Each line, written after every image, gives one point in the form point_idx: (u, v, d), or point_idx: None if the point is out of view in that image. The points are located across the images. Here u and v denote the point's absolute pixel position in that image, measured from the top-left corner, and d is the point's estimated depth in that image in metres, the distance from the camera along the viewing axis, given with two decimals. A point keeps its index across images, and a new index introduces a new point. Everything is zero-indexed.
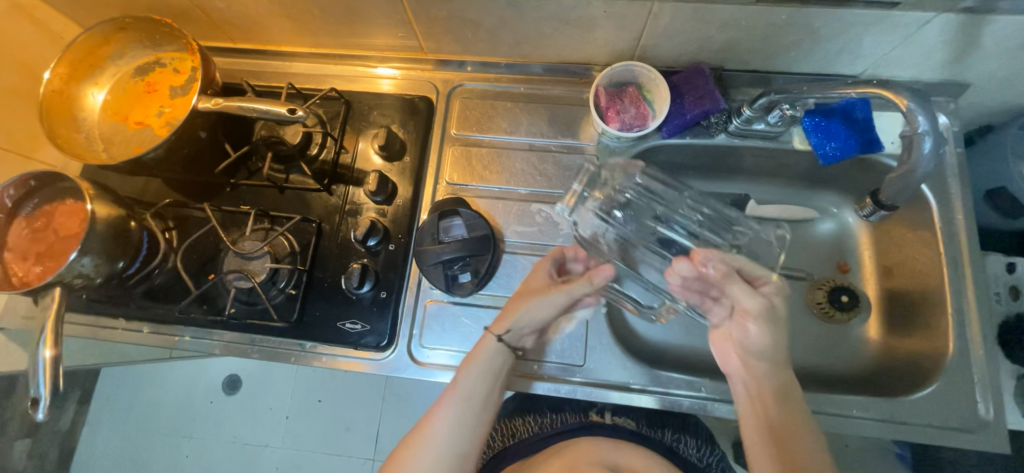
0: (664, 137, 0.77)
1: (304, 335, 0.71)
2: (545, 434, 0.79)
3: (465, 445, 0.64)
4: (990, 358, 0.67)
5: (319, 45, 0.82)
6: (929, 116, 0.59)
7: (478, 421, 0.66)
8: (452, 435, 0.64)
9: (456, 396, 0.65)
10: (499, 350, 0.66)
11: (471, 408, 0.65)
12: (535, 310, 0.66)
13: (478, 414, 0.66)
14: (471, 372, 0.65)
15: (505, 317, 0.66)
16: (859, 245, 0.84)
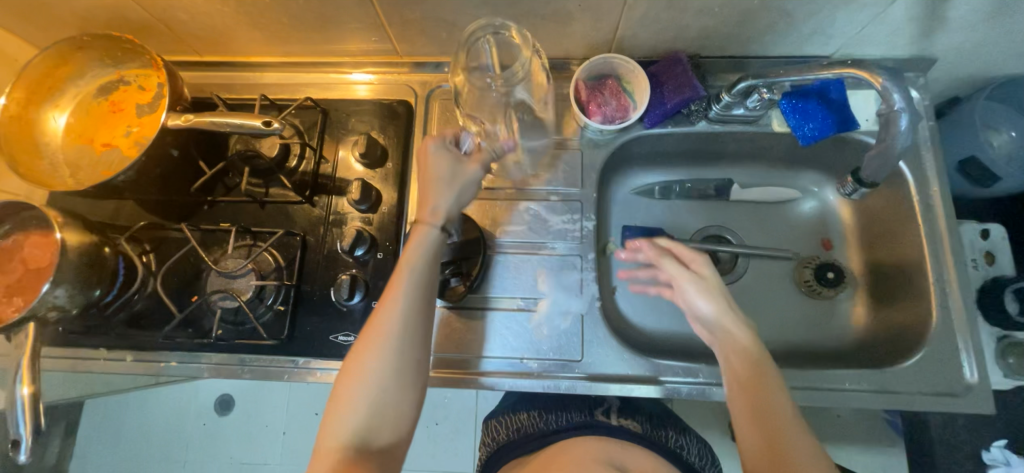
0: (646, 127, 0.77)
1: (296, 351, 0.70)
2: (547, 434, 0.76)
3: (407, 375, 0.54)
4: (971, 323, 0.69)
5: (290, 53, 0.80)
6: (904, 94, 0.60)
7: (419, 343, 0.55)
8: (388, 363, 0.53)
9: (389, 318, 0.54)
10: (438, 239, 0.57)
11: (411, 332, 0.54)
12: (463, 190, 0.58)
13: (415, 336, 0.54)
14: (413, 263, 0.55)
15: (423, 204, 0.57)
16: (841, 222, 0.85)
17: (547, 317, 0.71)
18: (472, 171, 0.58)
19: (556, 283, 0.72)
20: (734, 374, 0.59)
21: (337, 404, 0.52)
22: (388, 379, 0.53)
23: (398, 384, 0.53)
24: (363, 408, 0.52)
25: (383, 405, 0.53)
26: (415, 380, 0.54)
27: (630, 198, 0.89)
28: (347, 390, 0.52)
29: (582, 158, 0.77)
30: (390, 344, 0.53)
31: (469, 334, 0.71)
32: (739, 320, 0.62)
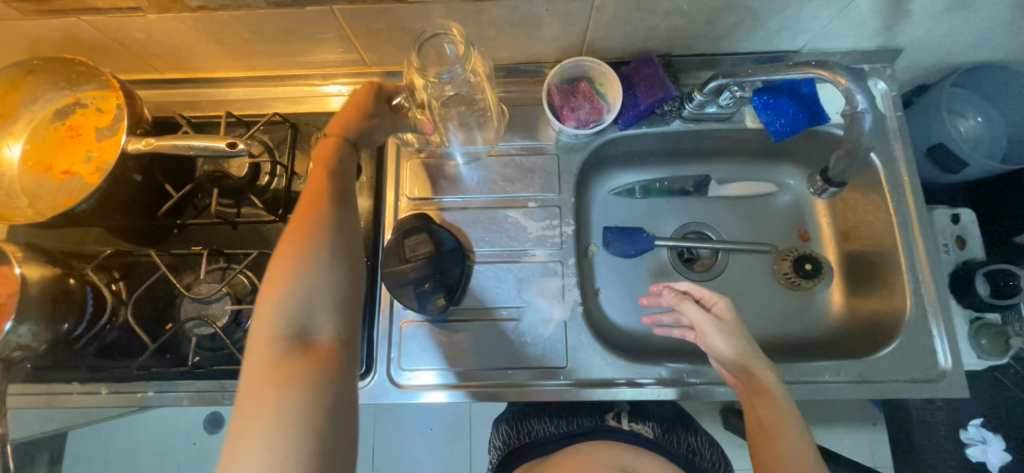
0: (620, 129, 0.77)
1: None
2: (561, 437, 0.77)
3: (336, 257, 0.51)
4: (944, 309, 0.70)
5: (256, 68, 0.78)
6: (867, 94, 0.60)
7: (344, 229, 0.53)
8: (315, 248, 0.50)
9: (309, 210, 0.52)
10: (345, 147, 0.59)
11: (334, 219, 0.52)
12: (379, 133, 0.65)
13: (337, 221, 0.52)
14: (325, 169, 0.56)
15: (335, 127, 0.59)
16: (817, 213, 0.87)
17: (530, 325, 0.71)
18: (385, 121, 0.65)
19: (537, 291, 0.72)
20: (752, 410, 0.62)
21: (264, 298, 0.48)
22: (316, 262, 0.49)
23: (329, 266, 0.50)
24: (293, 298, 0.48)
25: (314, 291, 0.49)
26: (349, 265, 0.52)
27: (609, 198, 0.90)
28: (275, 284, 0.49)
29: (558, 163, 0.77)
30: (313, 230, 0.51)
31: (453, 346, 0.70)
32: (759, 363, 0.63)
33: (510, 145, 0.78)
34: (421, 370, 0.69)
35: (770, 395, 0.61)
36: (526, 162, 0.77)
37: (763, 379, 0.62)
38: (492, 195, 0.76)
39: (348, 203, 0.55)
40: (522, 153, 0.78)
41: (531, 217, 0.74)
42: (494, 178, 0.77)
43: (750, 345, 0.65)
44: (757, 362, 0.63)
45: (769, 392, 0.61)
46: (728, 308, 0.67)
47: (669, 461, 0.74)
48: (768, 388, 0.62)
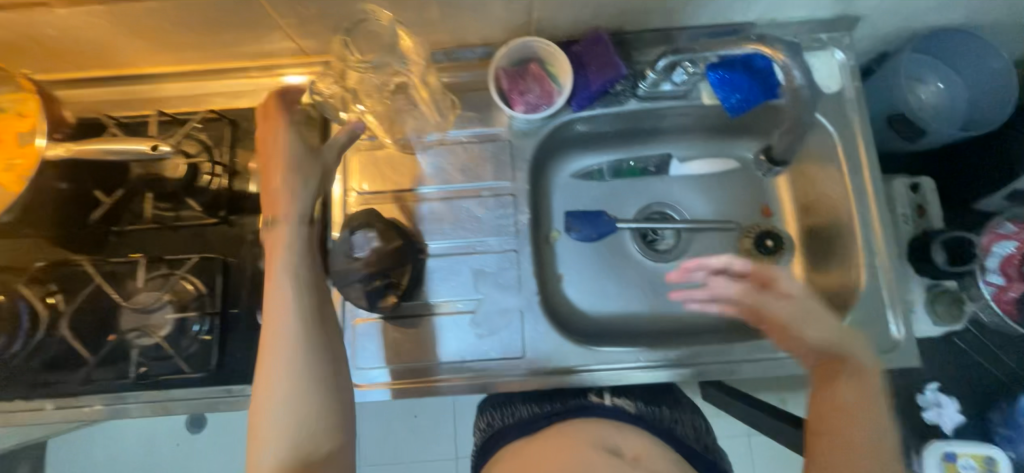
0: (574, 111, 0.75)
1: (227, 379, 0.67)
2: (536, 420, 0.72)
3: (308, 339, 0.56)
4: (897, 281, 0.71)
5: (187, 61, 0.73)
6: (802, 68, 0.60)
7: (312, 307, 0.57)
8: (288, 337, 0.55)
9: (278, 296, 0.57)
10: (296, 231, 0.59)
11: (298, 295, 0.57)
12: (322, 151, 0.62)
13: (303, 303, 0.57)
14: (280, 259, 0.58)
15: (275, 197, 0.59)
16: (779, 188, 0.85)
17: (487, 317, 0.70)
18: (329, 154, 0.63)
19: (493, 281, 0.71)
20: (823, 375, 0.65)
21: (257, 400, 0.54)
22: (293, 353, 0.55)
23: (311, 356, 0.56)
24: (280, 407, 0.54)
25: (296, 379, 0.55)
26: (327, 344, 0.57)
27: (570, 181, 0.88)
28: (262, 378, 0.55)
29: (511, 150, 0.75)
30: (286, 319, 0.56)
31: (408, 343, 0.69)
32: (818, 331, 0.66)
33: (461, 133, 0.75)
34: (377, 369, 0.69)
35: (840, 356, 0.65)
36: (479, 150, 0.75)
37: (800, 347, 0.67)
38: (446, 186, 0.74)
39: (314, 277, 0.59)
40: (473, 141, 0.75)
41: (485, 206, 0.73)
42: (447, 168, 0.75)
43: (790, 313, 0.68)
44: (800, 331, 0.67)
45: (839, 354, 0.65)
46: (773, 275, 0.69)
47: (656, 438, 0.68)
48: (837, 350, 0.65)
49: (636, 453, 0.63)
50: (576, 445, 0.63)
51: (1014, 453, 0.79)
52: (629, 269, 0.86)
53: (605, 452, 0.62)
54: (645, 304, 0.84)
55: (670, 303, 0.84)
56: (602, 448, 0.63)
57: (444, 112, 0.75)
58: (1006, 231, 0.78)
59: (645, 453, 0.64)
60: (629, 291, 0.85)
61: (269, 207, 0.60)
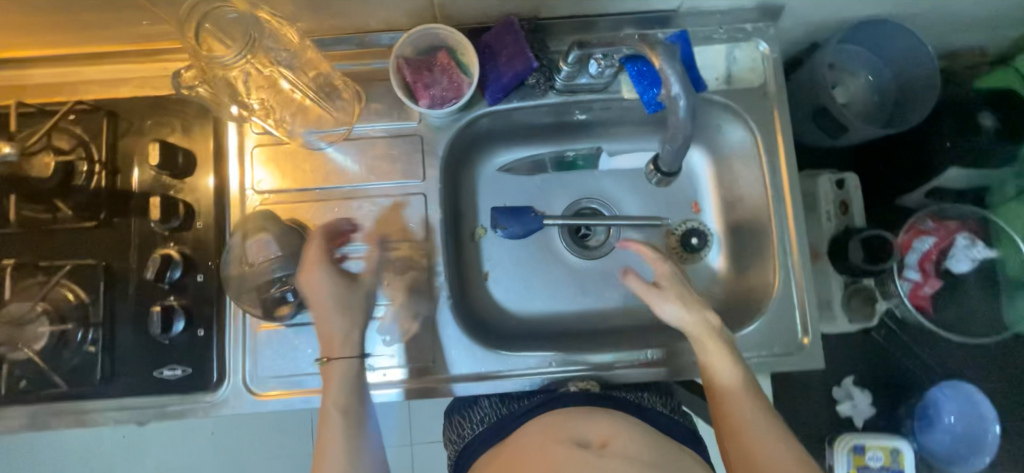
0: (488, 105, 0.71)
1: (114, 393, 0.64)
2: (506, 423, 0.66)
3: (359, 441, 0.57)
4: (808, 283, 0.71)
5: (56, 45, 0.66)
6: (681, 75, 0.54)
7: (356, 409, 0.59)
8: (343, 447, 0.55)
9: (333, 409, 0.58)
10: (350, 367, 0.60)
11: (346, 400, 0.59)
12: (347, 301, 0.62)
13: (348, 406, 0.58)
14: (339, 390, 0.59)
15: (338, 337, 0.61)
16: (707, 183, 0.81)
17: (394, 323, 0.68)
18: (365, 282, 0.64)
19: (401, 285, 0.68)
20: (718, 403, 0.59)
21: None
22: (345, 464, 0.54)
23: (351, 464, 0.55)
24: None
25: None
26: (364, 450, 0.56)
27: (495, 176, 0.81)
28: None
29: (422, 145, 0.71)
30: (337, 424, 0.57)
31: (309, 352, 0.66)
32: (725, 358, 0.60)
33: (368, 128, 0.71)
34: (278, 378, 0.66)
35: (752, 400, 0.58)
36: (388, 145, 0.71)
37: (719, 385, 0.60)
38: (354, 185, 0.70)
39: (357, 381, 0.60)
40: (388, 137, 0.71)
41: (394, 205, 0.70)
42: (354, 165, 0.70)
43: (709, 329, 0.62)
44: (711, 364, 0.61)
45: (746, 394, 0.58)
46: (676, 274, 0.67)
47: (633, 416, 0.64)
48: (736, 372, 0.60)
49: (603, 438, 0.56)
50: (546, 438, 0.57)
51: (917, 445, 0.85)
52: (561, 270, 0.81)
53: (571, 446, 0.55)
54: (573, 307, 0.80)
55: (599, 305, 0.80)
56: (569, 442, 0.56)
57: (349, 104, 0.70)
58: (925, 227, 0.81)
59: (617, 437, 0.56)
60: (557, 294, 0.80)
61: (319, 318, 0.62)
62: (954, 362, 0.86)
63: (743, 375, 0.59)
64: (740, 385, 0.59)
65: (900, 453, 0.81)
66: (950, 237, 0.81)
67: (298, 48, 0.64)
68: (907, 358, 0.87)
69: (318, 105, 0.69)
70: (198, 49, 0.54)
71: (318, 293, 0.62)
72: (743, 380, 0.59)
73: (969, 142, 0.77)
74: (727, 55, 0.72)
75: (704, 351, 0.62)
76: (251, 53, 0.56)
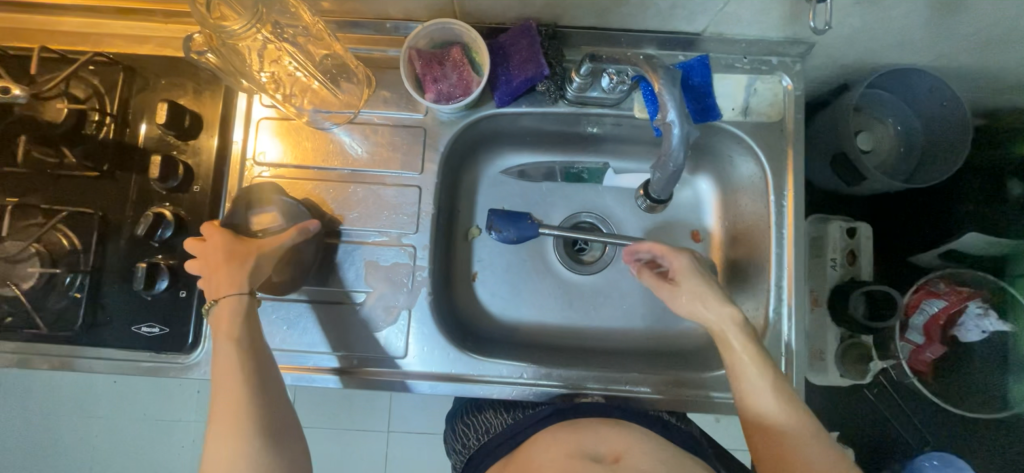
0: (497, 106, 0.70)
1: (92, 341, 0.65)
2: (520, 428, 0.66)
3: (259, 374, 0.54)
4: (800, 331, 0.68)
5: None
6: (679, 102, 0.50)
7: (247, 342, 0.56)
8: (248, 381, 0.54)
9: (227, 348, 0.55)
10: (243, 310, 0.57)
11: (235, 337, 0.56)
12: (264, 269, 0.59)
13: (238, 341, 0.56)
14: (232, 343, 0.55)
15: (225, 277, 0.57)
16: (712, 215, 0.80)
17: (373, 311, 0.67)
18: (273, 240, 0.59)
19: (385, 275, 0.68)
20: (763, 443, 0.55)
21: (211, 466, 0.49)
22: (250, 394, 0.53)
23: (252, 396, 0.53)
24: (242, 460, 0.50)
25: (249, 419, 0.51)
26: (265, 383, 0.54)
27: (499, 178, 0.81)
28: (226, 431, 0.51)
29: (424, 139, 0.71)
30: (236, 361, 0.54)
31: (287, 329, 0.67)
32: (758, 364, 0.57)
33: (373, 114, 0.70)
34: None
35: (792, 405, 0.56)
36: (391, 134, 0.71)
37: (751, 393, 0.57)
38: (353, 170, 0.70)
39: (251, 315, 0.57)
40: (387, 125, 0.71)
41: (389, 195, 0.70)
42: (355, 150, 0.70)
43: (739, 328, 0.58)
44: (744, 370, 0.57)
45: (788, 403, 0.56)
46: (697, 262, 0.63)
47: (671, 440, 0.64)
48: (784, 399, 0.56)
49: (616, 453, 0.57)
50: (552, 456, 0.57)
51: None
52: (549, 282, 0.79)
53: (585, 459, 0.56)
54: (557, 321, 0.78)
55: (584, 323, 0.78)
56: (582, 455, 0.57)
57: (359, 88, 0.70)
58: (936, 289, 0.77)
59: (627, 450, 0.58)
60: (543, 305, 0.79)
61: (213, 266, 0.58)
62: (948, 433, 0.82)
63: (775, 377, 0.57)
64: (776, 391, 0.56)
65: None
66: (962, 302, 0.77)
67: (314, 28, 0.67)
68: (899, 422, 0.83)
69: (326, 89, 0.70)
70: (208, 19, 0.54)
71: (247, 258, 0.58)
72: (778, 383, 0.57)
73: (990, 209, 0.75)
74: (748, 86, 0.70)
75: (729, 348, 0.58)
76: (258, 29, 0.56)
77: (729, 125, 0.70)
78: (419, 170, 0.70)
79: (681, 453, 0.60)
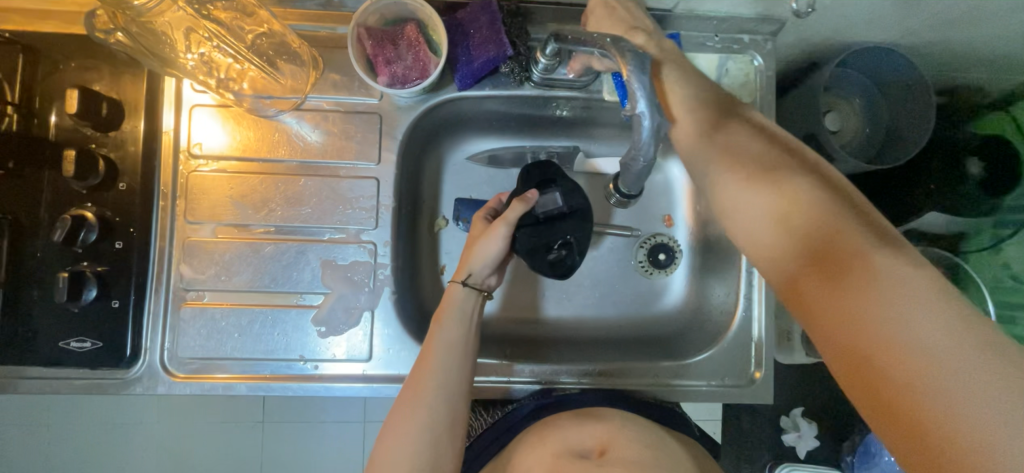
0: (458, 89, 0.65)
1: (14, 359, 0.58)
2: (501, 422, 0.65)
3: (452, 370, 0.57)
4: (771, 316, 0.68)
5: None
6: (650, 89, 0.42)
7: (471, 345, 0.60)
8: (442, 372, 0.56)
9: (450, 332, 0.59)
10: (466, 296, 0.61)
11: (464, 330, 0.60)
12: (486, 247, 0.62)
13: (470, 340, 0.60)
14: (446, 323, 0.60)
15: (476, 258, 0.62)
16: (682, 199, 0.79)
17: (332, 314, 0.63)
18: (500, 230, 0.62)
19: (342, 276, 0.64)
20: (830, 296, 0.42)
21: (396, 425, 0.54)
22: (441, 383, 0.56)
23: (440, 382, 0.56)
24: (421, 432, 0.54)
25: (432, 394, 0.55)
26: (457, 364, 0.58)
27: (463, 165, 0.76)
28: (409, 409, 0.54)
29: (381, 126, 0.65)
30: (440, 346, 0.58)
31: (238, 336, 0.62)
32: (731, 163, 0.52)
33: (322, 99, 0.64)
34: (200, 360, 0.62)
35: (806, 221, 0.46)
36: (343, 121, 0.65)
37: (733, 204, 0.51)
38: (303, 162, 0.65)
39: (469, 304, 0.61)
40: (339, 111, 0.65)
41: (344, 188, 0.64)
42: (304, 141, 0.64)
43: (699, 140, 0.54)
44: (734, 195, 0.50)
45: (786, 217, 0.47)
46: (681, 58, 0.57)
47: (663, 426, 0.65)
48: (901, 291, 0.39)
49: (602, 445, 0.56)
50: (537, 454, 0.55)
51: None
52: (520, 273, 0.77)
53: (571, 458, 0.55)
54: (529, 312, 0.76)
55: (556, 313, 0.76)
56: (568, 454, 0.56)
57: (304, 70, 0.64)
58: None
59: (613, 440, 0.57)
60: (514, 297, 0.76)
61: (487, 237, 0.62)
62: None
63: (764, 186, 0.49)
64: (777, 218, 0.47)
65: None
66: None
67: (243, 2, 0.59)
68: None
69: (264, 76, 0.63)
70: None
71: (478, 237, 0.64)
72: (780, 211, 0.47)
73: (950, 189, 0.75)
74: (719, 67, 0.68)
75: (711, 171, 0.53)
76: (171, 0, 0.50)
77: None
78: (376, 161, 0.65)
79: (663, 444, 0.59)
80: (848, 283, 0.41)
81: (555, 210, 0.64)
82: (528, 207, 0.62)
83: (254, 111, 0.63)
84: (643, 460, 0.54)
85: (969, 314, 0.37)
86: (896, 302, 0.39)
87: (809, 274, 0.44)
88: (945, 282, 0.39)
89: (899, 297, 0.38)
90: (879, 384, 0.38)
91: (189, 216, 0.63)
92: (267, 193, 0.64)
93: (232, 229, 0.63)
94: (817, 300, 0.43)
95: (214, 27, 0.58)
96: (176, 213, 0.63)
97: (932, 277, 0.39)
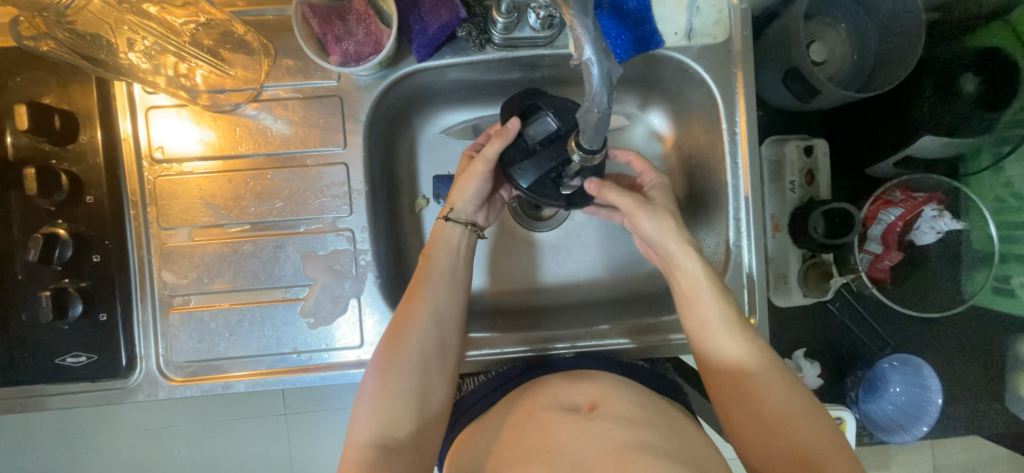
0: (417, 61, 0.63)
1: (15, 380, 0.60)
2: (491, 389, 0.64)
3: (443, 306, 0.59)
4: (763, 261, 0.65)
5: None
6: (596, 33, 0.39)
7: (460, 281, 0.61)
8: (433, 302, 0.58)
9: (440, 268, 0.61)
10: (454, 230, 0.63)
11: (454, 268, 0.62)
12: (467, 184, 0.62)
13: (457, 275, 0.61)
14: (438, 258, 0.61)
15: (456, 196, 0.63)
16: (666, 151, 0.76)
17: (319, 305, 0.63)
18: (482, 166, 0.62)
19: (321, 264, 0.63)
20: (731, 399, 0.54)
21: (387, 353, 0.56)
22: (432, 311, 0.58)
23: (431, 320, 0.57)
24: (410, 369, 0.55)
25: (422, 331, 0.57)
26: (444, 301, 0.59)
27: (437, 139, 0.74)
28: (399, 336, 0.56)
29: (342, 108, 0.63)
30: (431, 283, 0.59)
31: (230, 336, 0.62)
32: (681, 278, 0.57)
33: (279, 87, 0.62)
34: (195, 363, 0.62)
35: (738, 334, 0.56)
36: (304, 108, 0.63)
37: (704, 320, 0.57)
38: (269, 154, 0.63)
39: (455, 243, 0.63)
40: (297, 97, 0.62)
41: (316, 179, 0.63)
42: (266, 133, 0.62)
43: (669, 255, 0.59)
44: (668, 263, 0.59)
45: (727, 321, 0.56)
46: (663, 186, 0.64)
47: (658, 383, 0.64)
48: (779, 397, 0.52)
49: (592, 401, 0.54)
50: (532, 413, 0.54)
51: (859, 414, 0.85)
52: (509, 244, 0.76)
53: (560, 411, 0.53)
54: (521, 282, 0.75)
55: (546, 279, 0.76)
56: (558, 408, 0.54)
57: (255, 59, 0.61)
58: (893, 198, 0.77)
59: (605, 399, 0.55)
60: (503, 268, 0.76)
61: (467, 175, 0.63)
62: (904, 332, 0.86)
63: (706, 279, 0.58)
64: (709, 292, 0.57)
65: (841, 421, 0.77)
66: (918, 208, 0.77)
67: None
68: (863, 331, 0.86)
69: (213, 69, 0.61)
70: None
71: (460, 173, 0.64)
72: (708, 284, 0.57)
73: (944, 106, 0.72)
74: (690, 5, 0.64)
75: (674, 278, 0.60)
76: None
77: (672, 51, 0.64)
78: (343, 145, 0.63)
79: (657, 399, 0.58)
80: (739, 385, 0.54)
81: (547, 136, 0.60)
82: (511, 141, 0.61)
83: (213, 107, 0.61)
84: (633, 416, 0.52)
85: (817, 408, 0.52)
86: (772, 403, 0.52)
87: (722, 380, 0.55)
88: (803, 395, 0.53)
89: (783, 412, 0.51)
90: (787, 422, 0.50)
91: (162, 222, 0.62)
92: (237, 191, 0.62)
93: (208, 230, 0.63)
94: (722, 395, 0.55)
95: (143, 22, 0.55)
96: (148, 221, 0.62)
97: (793, 392, 0.52)
